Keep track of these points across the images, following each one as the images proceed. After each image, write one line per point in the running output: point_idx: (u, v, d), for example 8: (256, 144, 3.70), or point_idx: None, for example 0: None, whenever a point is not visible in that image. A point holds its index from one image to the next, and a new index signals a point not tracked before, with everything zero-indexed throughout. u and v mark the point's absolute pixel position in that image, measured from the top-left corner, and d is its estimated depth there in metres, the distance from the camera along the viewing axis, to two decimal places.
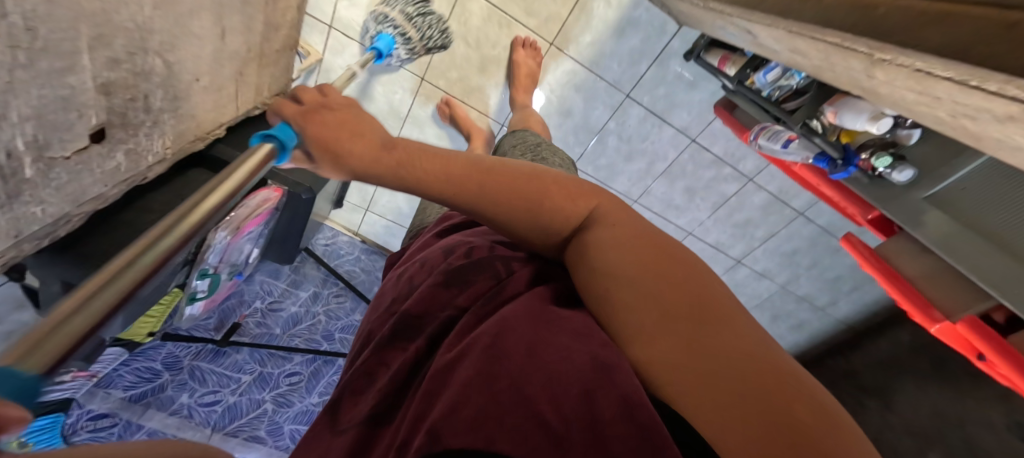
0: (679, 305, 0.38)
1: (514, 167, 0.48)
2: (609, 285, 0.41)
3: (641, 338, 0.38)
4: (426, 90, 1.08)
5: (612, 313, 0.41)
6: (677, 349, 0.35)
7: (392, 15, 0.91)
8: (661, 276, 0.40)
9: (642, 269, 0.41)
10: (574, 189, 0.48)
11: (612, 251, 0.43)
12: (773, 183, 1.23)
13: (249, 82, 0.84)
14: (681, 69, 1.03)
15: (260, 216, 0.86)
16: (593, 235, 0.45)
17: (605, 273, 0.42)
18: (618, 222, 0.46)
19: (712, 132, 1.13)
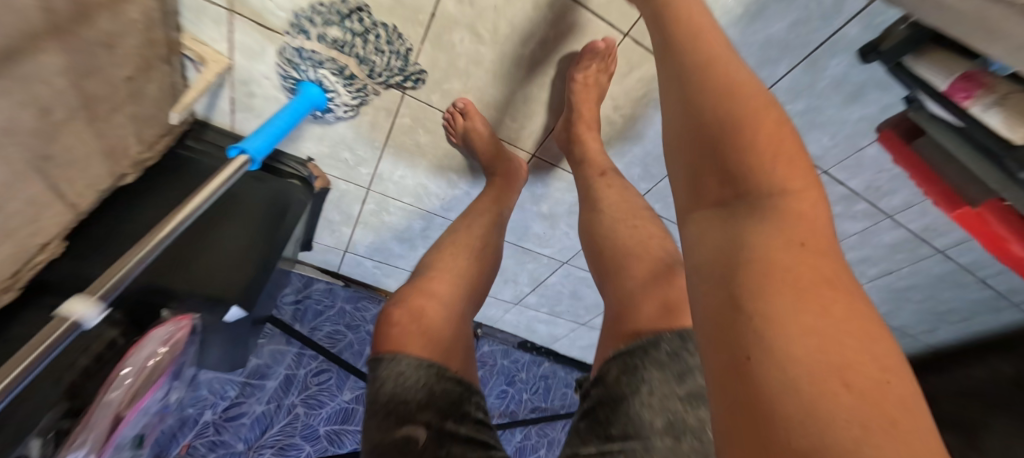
0: (844, 372, 0.25)
1: (774, 115, 0.39)
2: (742, 269, 0.32)
3: (766, 356, 0.27)
4: (411, 111, 0.66)
5: (741, 320, 0.30)
6: (808, 400, 0.24)
7: (311, 47, 0.54)
8: (832, 316, 0.28)
9: (813, 288, 0.29)
10: (790, 158, 0.37)
11: (773, 241, 0.33)
12: (920, 220, 0.85)
13: (82, 156, 0.45)
14: (847, 72, 0.59)
15: (158, 380, 0.53)
16: (752, 199, 0.36)
17: (755, 269, 0.32)
18: (807, 230, 0.33)
19: (860, 159, 0.72)
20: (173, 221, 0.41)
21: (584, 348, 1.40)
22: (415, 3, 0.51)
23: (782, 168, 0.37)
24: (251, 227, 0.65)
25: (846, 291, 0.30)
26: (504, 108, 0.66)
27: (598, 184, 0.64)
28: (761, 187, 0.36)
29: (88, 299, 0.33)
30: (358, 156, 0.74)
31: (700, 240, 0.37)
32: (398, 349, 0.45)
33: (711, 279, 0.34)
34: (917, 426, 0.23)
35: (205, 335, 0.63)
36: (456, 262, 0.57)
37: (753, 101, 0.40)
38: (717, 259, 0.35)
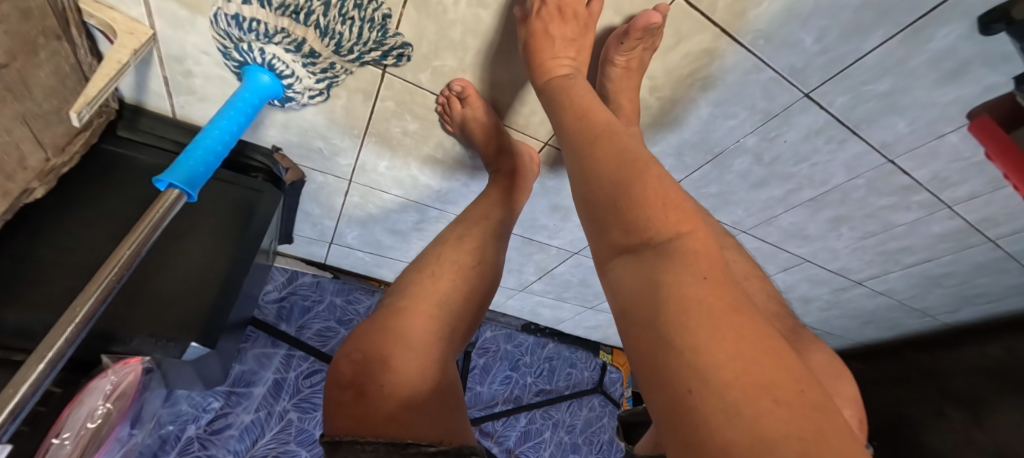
0: (767, 388, 0.21)
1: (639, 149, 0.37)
2: (656, 303, 0.27)
3: (701, 387, 0.22)
4: (396, 94, 0.53)
5: (665, 357, 0.24)
6: (753, 431, 0.19)
7: (253, 14, 0.41)
8: (747, 333, 0.24)
9: (718, 307, 0.25)
10: (673, 196, 0.32)
11: (681, 272, 0.27)
12: (981, 210, 0.75)
13: None
14: (955, 45, 0.46)
15: (105, 434, 0.45)
16: (656, 241, 0.30)
17: (667, 298, 0.26)
18: (708, 262, 0.29)
19: (937, 146, 0.60)
20: (87, 297, 0.29)
21: (590, 329, 1.35)
22: None
23: (670, 195, 0.32)
24: (211, 240, 0.54)
25: (750, 306, 0.26)
26: (511, 88, 0.53)
27: None
28: (662, 224, 0.31)
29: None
30: (334, 145, 0.61)
31: (624, 284, 0.30)
32: (365, 428, 0.35)
33: (630, 327, 0.28)
34: (842, 431, 0.20)
35: (165, 371, 0.53)
36: (453, 290, 0.47)
37: (621, 148, 0.36)
38: (637, 295, 0.28)
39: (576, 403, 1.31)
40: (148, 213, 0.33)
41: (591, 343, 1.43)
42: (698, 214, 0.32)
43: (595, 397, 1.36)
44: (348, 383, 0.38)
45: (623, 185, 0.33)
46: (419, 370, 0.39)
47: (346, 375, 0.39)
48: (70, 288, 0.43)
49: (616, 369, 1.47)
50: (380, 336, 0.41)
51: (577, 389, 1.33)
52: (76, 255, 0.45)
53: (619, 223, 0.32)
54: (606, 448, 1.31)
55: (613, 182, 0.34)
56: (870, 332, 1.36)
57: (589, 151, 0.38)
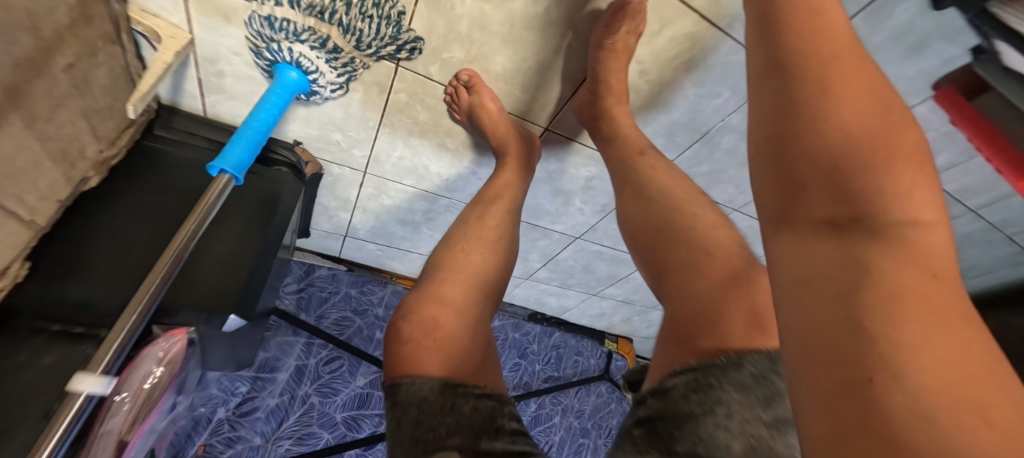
0: (981, 408, 0.18)
1: (882, 99, 0.28)
2: (861, 283, 0.23)
3: (894, 382, 0.20)
4: (407, 85, 0.58)
5: (852, 337, 0.22)
6: (944, 439, 0.17)
7: (284, 15, 0.46)
8: (972, 349, 0.20)
9: (957, 322, 0.21)
10: (914, 177, 0.26)
11: (901, 261, 0.23)
12: (959, 180, 0.79)
13: (24, 166, 0.38)
14: (915, 20, 0.50)
15: (160, 395, 0.50)
16: (870, 219, 0.25)
17: (881, 288, 0.23)
18: (933, 259, 0.24)
19: (912, 118, 0.65)
20: (163, 264, 0.39)
21: (594, 317, 1.39)
22: None
23: (902, 175, 0.26)
24: (241, 227, 0.59)
25: (982, 320, 0.22)
26: (512, 77, 0.58)
27: (640, 166, 0.54)
28: (883, 203, 0.25)
29: (94, 376, 0.32)
30: (350, 137, 0.66)
31: (789, 256, 0.27)
32: (422, 371, 0.40)
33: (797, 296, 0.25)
34: None
35: (205, 345, 0.59)
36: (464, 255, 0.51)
37: (861, 91, 0.28)
38: (827, 268, 0.25)
39: (583, 390, 1.35)
40: (204, 197, 0.41)
41: (596, 332, 1.47)
42: (940, 209, 0.26)
43: (602, 385, 1.39)
44: (408, 338, 0.43)
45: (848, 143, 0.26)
46: (463, 327, 0.45)
47: (407, 334, 0.43)
48: (121, 267, 0.48)
49: (622, 357, 1.50)
50: (429, 301, 0.46)
51: (584, 376, 1.37)
52: (125, 239, 0.50)
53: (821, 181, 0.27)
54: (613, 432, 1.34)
55: (837, 135, 0.27)
56: None
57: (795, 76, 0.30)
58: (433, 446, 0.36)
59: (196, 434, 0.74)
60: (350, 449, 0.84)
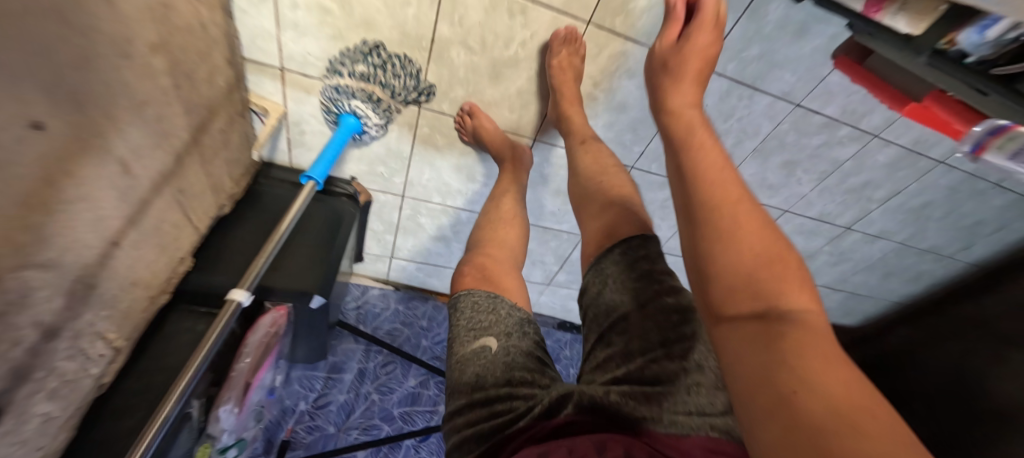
0: (865, 421, 0.28)
1: (766, 228, 0.43)
2: (776, 342, 0.34)
3: (804, 397, 0.30)
4: (428, 121, 0.80)
5: (777, 377, 0.32)
6: (849, 439, 0.27)
7: (345, 83, 0.71)
8: (853, 383, 0.31)
9: (844, 371, 0.32)
10: (799, 282, 0.39)
11: (801, 330, 0.35)
12: (908, 134, 0.90)
13: (198, 190, 0.62)
14: (787, 13, 0.68)
15: (268, 353, 0.70)
16: (778, 306, 0.37)
17: (791, 346, 0.33)
18: (820, 331, 0.35)
19: (832, 86, 0.80)
20: (281, 229, 0.65)
21: None
22: (417, 35, 0.67)
23: (794, 284, 0.39)
24: (319, 236, 0.80)
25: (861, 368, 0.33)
26: (502, 103, 0.80)
27: (580, 151, 0.70)
28: (784, 297, 0.38)
29: (241, 290, 0.57)
30: (391, 168, 0.89)
31: (725, 335, 0.39)
32: (472, 288, 0.57)
33: (742, 361, 0.35)
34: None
35: (294, 326, 0.79)
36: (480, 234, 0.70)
37: (753, 224, 0.43)
38: (752, 335, 0.36)
39: None
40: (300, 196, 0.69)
41: None
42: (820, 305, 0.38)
43: None
44: (469, 272, 0.61)
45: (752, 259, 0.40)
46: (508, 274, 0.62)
47: (466, 272, 0.61)
48: (245, 261, 0.70)
49: None
50: (477, 258, 0.66)
51: None
52: (246, 245, 0.73)
53: (741, 288, 0.39)
54: None
55: (741, 253, 0.41)
56: (896, 285, 1.41)
57: (706, 216, 0.45)
58: (480, 335, 0.50)
59: (285, 419, 0.91)
60: (405, 438, 0.95)
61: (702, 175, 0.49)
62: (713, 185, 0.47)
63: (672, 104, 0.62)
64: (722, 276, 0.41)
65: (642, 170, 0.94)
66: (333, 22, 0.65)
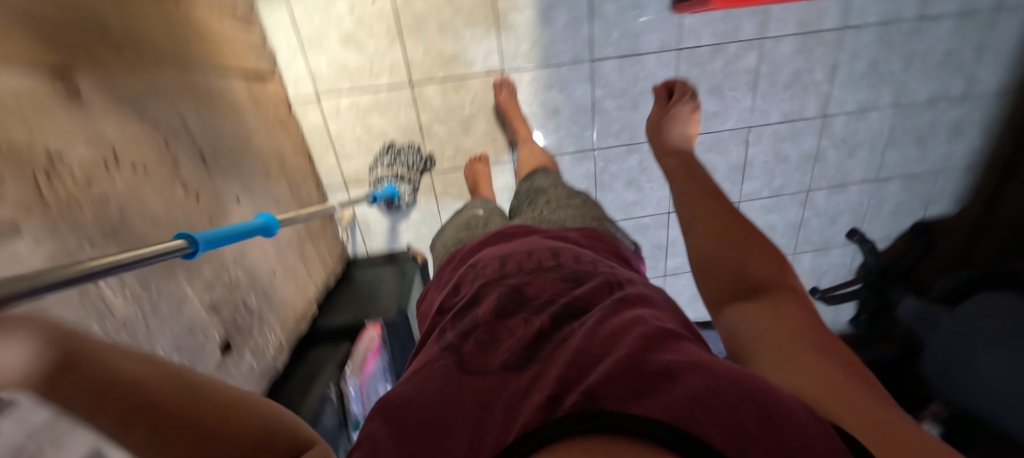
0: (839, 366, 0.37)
1: (756, 229, 0.55)
2: (776, 314, 0.44)
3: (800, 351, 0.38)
4: (440, 180, 1.17)
5: (781, 336, 0.41)
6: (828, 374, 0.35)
7: (380, 173, 1.12)
8: (833, 344, 0.40)
9: (822, 331, 0.42)
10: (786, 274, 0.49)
11: (794, 309, 0.44)
12: (787, 24, 1.10)
13: (312, 258, 0.99)
14: (618, 4, 1.03)
15: (373, 353, 0.92)
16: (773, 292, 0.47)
17: (786, 313, 0.44)
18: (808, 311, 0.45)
19: (692, 24, 1.08)
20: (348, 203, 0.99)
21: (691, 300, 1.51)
22: (410, 127, 1.10)
23: (775, 269, 0.50)
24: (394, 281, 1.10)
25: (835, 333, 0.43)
26: (480, 147, 1.15)
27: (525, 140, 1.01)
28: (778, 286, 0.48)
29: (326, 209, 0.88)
30: (430, 226, 1.23)
31: (738, 309, 0.47)
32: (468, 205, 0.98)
33: (741, 314, 0.45)
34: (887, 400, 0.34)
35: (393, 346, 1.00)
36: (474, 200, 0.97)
37: (740, 225, 0.55)
38: (757, 309, 0.45)
39: None
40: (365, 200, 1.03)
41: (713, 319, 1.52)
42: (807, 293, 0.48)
43: None
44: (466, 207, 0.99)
45: (750, 255, 0.51)
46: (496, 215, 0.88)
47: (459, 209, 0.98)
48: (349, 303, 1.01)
49: None
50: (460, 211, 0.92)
51: None
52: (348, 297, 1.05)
53: (747, 277, 0.50)
54: None
55: (737, 246, 0.52)
56: (949, 147, 1.33)
57: (708, 221, 0.57)
58: (474, 208, 0.91)
59: None
60: None
61: (697, 193, 0.63)
62: (708, 201, 0.61)
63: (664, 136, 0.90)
64: (727, 265, 0.51)
65: (602, 147, 1.19)
66: (365, 142, 1.10)
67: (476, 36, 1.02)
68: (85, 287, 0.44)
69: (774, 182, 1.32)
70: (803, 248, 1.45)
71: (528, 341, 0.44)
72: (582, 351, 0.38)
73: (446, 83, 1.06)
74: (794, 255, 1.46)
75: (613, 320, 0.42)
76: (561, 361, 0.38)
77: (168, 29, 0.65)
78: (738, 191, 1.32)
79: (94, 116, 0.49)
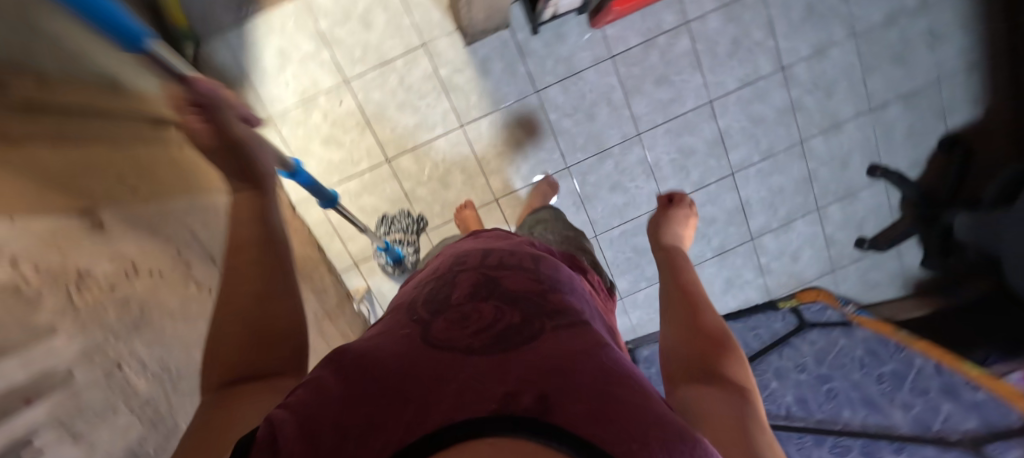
0: None
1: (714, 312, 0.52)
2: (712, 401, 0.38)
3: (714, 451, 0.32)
4: (436, 237, 1.25)
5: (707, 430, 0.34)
6: None
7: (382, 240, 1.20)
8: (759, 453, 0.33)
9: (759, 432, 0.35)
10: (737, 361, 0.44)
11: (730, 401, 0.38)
12: (705, 3, 1.17)
13: (332, 334, 1.07)
14: (543, 39, 1.15)
15: None
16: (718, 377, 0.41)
17: (724, 401, 0.38)
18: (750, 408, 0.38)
19: (616, 32, 1.17)
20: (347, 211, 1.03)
21: (727, 288, 1.40)
22: (397, 197, 1.22)
23: (726, 354, 0.44)
24: None
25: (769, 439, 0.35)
26: (462, 196, 1.24)
27: None
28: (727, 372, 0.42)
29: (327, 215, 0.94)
30: None
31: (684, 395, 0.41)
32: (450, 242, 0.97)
33: (697, 407, 0.38)
34: None
35: None
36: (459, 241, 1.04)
37: (702, 308, 0.53)
38: (699, 397, 0.39)
39: (789, 350, 1.20)
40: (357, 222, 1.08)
41: (760, 302, 1.40)
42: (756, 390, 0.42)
43: (809, 333, 1.22)
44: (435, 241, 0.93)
45: (701, 336, 0.47)
46: None
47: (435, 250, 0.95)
48: None
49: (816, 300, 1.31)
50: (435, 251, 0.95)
51: (778, 337, 1.25)
52: None
53: (695, 357, 0.45)
54: (871, 359, 1.06)
55: (689, 328, 0.49)
56: (935, 55, 1.27)
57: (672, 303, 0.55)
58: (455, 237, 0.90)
59: None
60: None
61: (673, 277, 0.62)
62: (677, 286, 0.59)
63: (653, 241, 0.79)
64: (681, 348, 0.47)
65: (575, 163, 1.25)
66: (363, 221, 1.22)
67: (431, 104, 1.17)
68: (110, 372, 0.53)
69: (762, 144, 1.29)
70: (826, 200, 1.35)
71: (489, 319, 0.37)
72: (549, 357, 0.31)
73: (417, 150, 1.19)
74: (821, 211, 1.36)
75: (577, 339, 0.36)
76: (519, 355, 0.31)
77: (175, 172, 0.84)
78: (728, 163, 1.29)
79: (113, 240, 0.62)
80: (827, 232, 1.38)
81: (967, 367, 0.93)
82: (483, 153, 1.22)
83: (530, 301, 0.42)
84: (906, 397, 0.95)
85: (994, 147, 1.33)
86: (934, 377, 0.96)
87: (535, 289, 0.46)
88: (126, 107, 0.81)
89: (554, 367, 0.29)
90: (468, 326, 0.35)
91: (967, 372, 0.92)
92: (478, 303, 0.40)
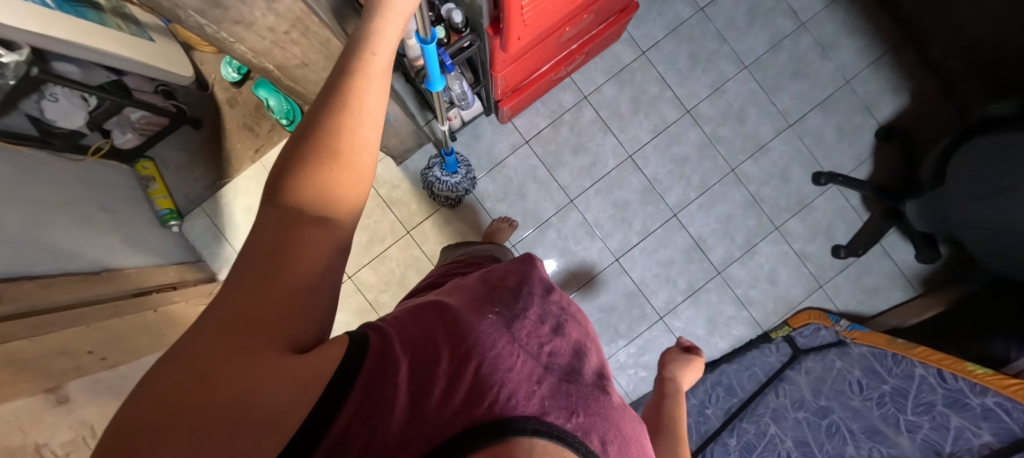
0: None
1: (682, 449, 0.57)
2: None
3: None
4: None
5: None
6: None
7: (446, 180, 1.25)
8: None
9: None
10: None
11: None
12: (595, 78, 1.32)
13: None
14: (461, 143, 1.31)
15: None
16: None
17: None
18: None
19: (524, 121, 1.31)
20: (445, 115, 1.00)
21: (712, 329, 1.30)
22: (363, 308, 1.31)
23: None
24: None
25: None
26: None
27: None
28: None
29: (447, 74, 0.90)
30: None
31: None
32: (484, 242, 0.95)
33: None
34: None
35: None
36: None
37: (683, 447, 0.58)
38: None
39: (787, 386, 1.13)
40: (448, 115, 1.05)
41: (753, 338, 1.29)
42: None
43: (804, 362, 1.16)
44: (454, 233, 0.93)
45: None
46: None
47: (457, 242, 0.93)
48: None
49: (807, 323, 1.21)
50: None
51: (775, 374, 1.16)
52: None
53: None
54: (870, 379, 0.98)
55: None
56: (833, 62, 1.33)
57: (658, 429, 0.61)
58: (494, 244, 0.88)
59: None
60: None
61: (665, 397, 0.68)
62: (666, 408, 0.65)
63: (660, 376, 0.73)
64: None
65: (518, 241, 1.31)
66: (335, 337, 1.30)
67: (378, 220, 1.31)
68: None
69: (694, 181, 1.32)
70: (782, 217, 1.32)
71: (562, 337, 0.41)
72: (609, 403, 0.36)
73: (373, 262, 1.31)
74: (781, 228, 1.32)
75: (617, 395, 0.40)
76: (577, 386, 0.35)
77: (145, 332, 0.97)
78: (666, 206, 1.32)
79: (76, 409, 0.72)
80: (797, 248, 1.32)
81: (972, 369, 0.84)
82: (431, 251, 1.31)
83: (588, 341, 0.46)
84: (909, 417, 0.84)
85: (935, 126, 1.29)
86: (937, 388, 0.86)
87: (589, 332, 0.49)
88: (109, 285, 0.99)
89: (608, 412, 0.35)
90: (548, 335, 0.39)
91: (971, 374, 0.83)
92: (557, 317, 0.43)
